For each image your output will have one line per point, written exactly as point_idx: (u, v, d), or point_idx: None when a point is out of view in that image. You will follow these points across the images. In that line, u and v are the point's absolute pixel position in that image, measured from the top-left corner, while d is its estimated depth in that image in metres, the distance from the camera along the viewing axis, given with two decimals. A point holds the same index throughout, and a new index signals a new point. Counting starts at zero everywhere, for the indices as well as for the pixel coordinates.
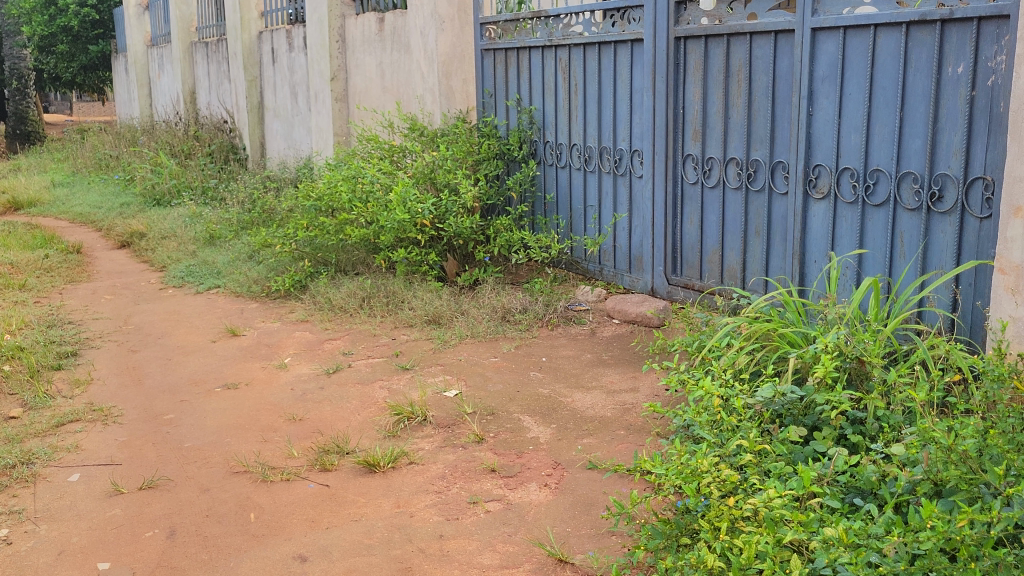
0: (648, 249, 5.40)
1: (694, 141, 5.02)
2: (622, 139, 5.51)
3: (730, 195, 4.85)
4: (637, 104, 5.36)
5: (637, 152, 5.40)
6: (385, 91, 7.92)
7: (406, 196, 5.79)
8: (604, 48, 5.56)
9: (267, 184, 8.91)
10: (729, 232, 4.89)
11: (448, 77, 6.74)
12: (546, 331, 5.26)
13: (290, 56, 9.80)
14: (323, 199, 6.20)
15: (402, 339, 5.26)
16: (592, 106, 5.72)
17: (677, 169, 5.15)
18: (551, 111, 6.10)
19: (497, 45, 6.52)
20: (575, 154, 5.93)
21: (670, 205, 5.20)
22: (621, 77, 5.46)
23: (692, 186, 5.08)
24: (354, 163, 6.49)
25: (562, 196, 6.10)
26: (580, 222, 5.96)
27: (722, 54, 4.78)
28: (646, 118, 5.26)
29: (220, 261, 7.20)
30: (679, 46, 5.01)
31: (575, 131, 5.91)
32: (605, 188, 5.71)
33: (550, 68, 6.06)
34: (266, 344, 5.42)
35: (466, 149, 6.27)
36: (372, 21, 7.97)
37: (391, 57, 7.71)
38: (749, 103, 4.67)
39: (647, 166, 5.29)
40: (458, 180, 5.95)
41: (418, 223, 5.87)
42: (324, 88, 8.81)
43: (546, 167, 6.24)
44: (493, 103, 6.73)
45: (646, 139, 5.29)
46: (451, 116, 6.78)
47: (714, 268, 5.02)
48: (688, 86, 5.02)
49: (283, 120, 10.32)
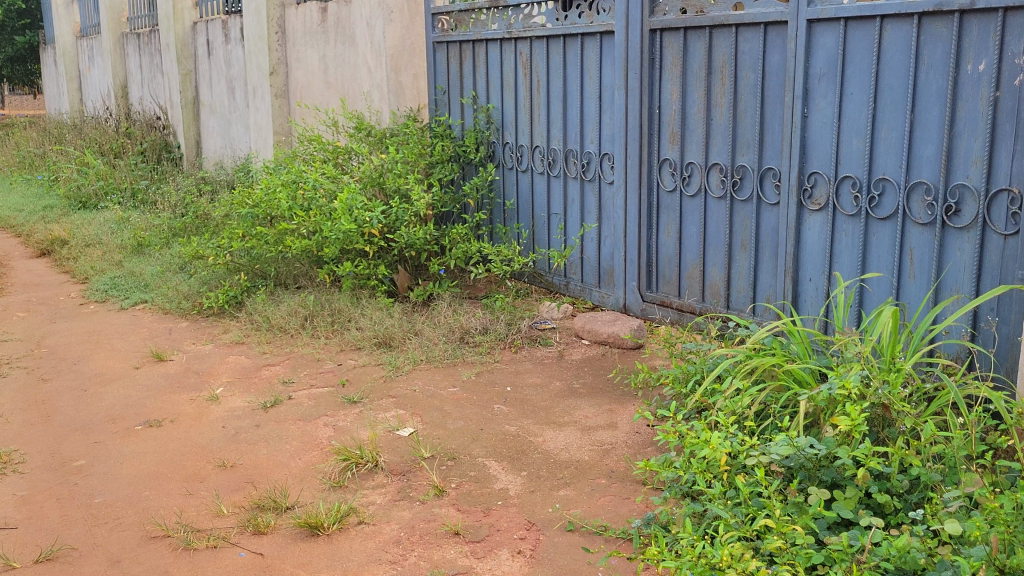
0: (620, 263, 4.92)
1: (671, 144, 4.55)
2: (590, 141, 5.02)
3: (712, 205, 4.39)
4: (608, 102, 4.87)
5: (607, 155, 4.92)
6: (328, 87, 7.34)
7: (352, 204, 5.25)
8: (570, 41, 5.06)
9: (202, 187, 8.27)
10: (711, 246, 4.43)
11: (397, 73, 6.25)
12: (509, 355, 4.75)
13: (227, 49, 9.17)
14: (260, 206, 5.63)
15: (349, 366, 4.71)
16: (557, 105, 5.22)
17: (653, 175, 4.68)
18: (511, 110, 5.60)
19: (451, 38, 6.00)
20: (538, 156, 5.43)
21: (644, 214, 4.72)
22: (589, 74, 4.97)
23: (669, 194, 4.61)
24: (295, 166, 5.93)
25: (523, 203, 5.60)
26: (544, 231, 5.47)
27: (704, 48, 4.31)
28: (617, 118, 4.78)
29: (147, 272, 6.58)
30: (654, 39, 4.54)
31: (538, 133, 5.40)
32: (570, 195, 5.22)
33: (509, 63, 5.55)
34: (196, 370, 4.84)
35: (416, 151, 5.75)
36: (315, 11, 7.39)
37: (336, 50, 7.14)
38: (735, 103, 4.21)
39: (619, 172, 4.81)
40: (410, 185, 5.43)
41: (366, 233, 5.33)
42: (262, 84, 8.21)
43: (505, 170, 5.74)
44: (446, 101, 6.21)
45: (617, 143, 4.80)
46: (400, 115, 6.24)
47: (694, 285, 4.56)
48: (664, 83, 4.54)
49: (220, 117, 9.66)
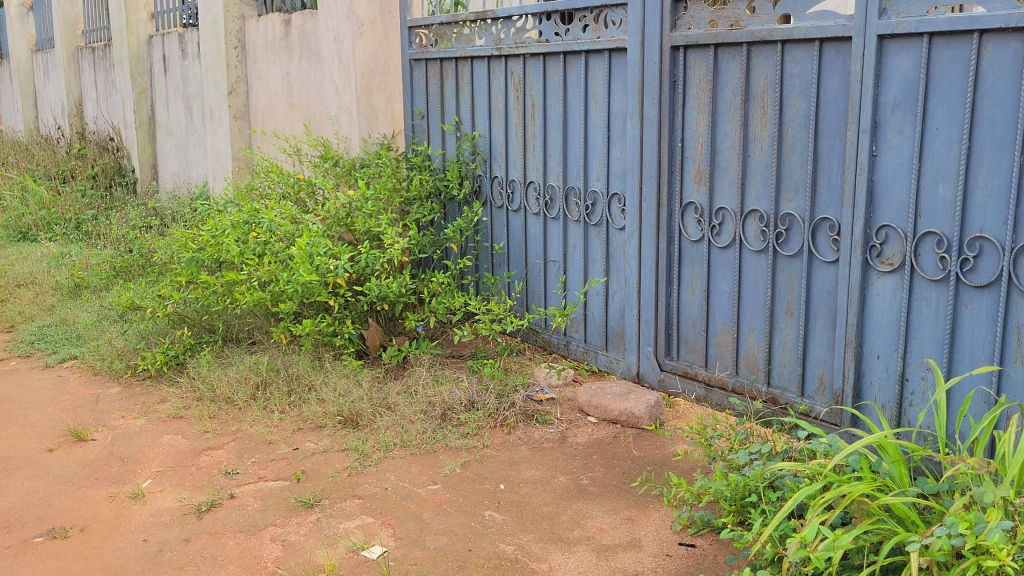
0: (632, 323, 4.13)
1: (697, 185, 3.77)
2: (596, 178, 4.24)
3: (749, 259, 3.62)
4: (617, 133, 4.09)
5: (615, 195, 4.13)
6: (293, 109, 6.52)
7: (313, 250, 4.44)
8: (571, 59, 4.28)
9: (151, 218, 7.41)
10: (749, 308, 3.65)
11: (369, 96, 5.39)
12: (500, 437, 3.94)
13: (183, 65, 8.34)
14: (206, 251, 4.80)
15: (306, 452, 3.87)
16: (556, 134, 4.44)
17: (673, 220, 3.89)
18: (500, 139, 4.81)
19: (430, 55, 5.21)
20: (532, 194, 4.64)
21: (662, 268, 3.94)
22: (595, 99, 4.19)
23: (693, 245, 3.83)
24: (248, 203, 5.11)
25: (514, 247, 4.80)
26: (539, 282, 4.67)
27: (740, 71, 3.54)
28: (629, 153, 4.00)
29: (80, 322, 5.71)
30: (676, 59, 3.76)
31: (532, 167, 4.61)
32: (572, 241, 4.43)
33: (499, 86, 4.76)
34: (121, 455, 3.99)
35: (388, 185, 4.94)
36: (277, 24, 6.59)
37: (301, 67, 6.34)
38: (779, 137, 3.43)
39: (631, 215, 4.03)
40: (383, 227, 4.62)
41: (330, 284, 4.51)
42: (220, 104, 7.39)
43: (492, 208, 4.94)
44: (426, 128, 5.41)
45: (629, 182, 4.02)
46: (372, 143, 5.43)
47: (724, 354, 3.77)
48: (688, 111, 3.77)
49: (177, 139, 8.81)
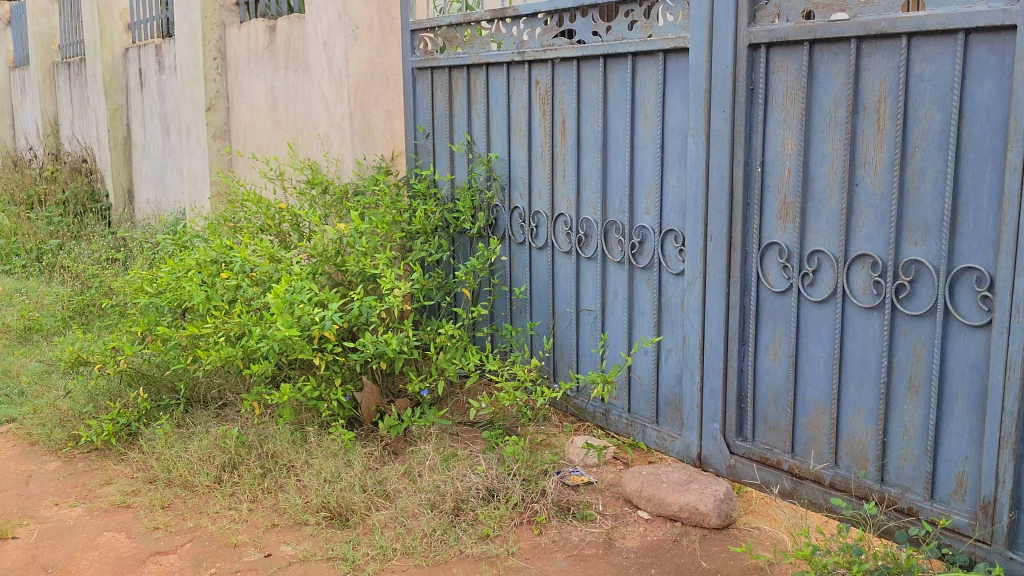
0: (693, 393, 3.29)
1: (783, 222, 2.95)
2: (644, 211, 3.42)
3: (856, 319, 2.79)
4: (674, 154, 3.27)
5: (671, 231, 3.31)
6: (277, 127, 5.71)
7: (293, 297, 3.60)
8: (613, 64, 3.48)
9: (118, 250, 6.56)
10: (854, 382, 2.82)
11: (365, 112, 4.61)
12: (530, 540, 3.09)
13: (160, 79, 7.54)
14: (165, 296, 3.96)
15: (280, 561, 3.02)
16: (594, 157, 3.63)
17: (749, 265, 3.07)
18: (522, 163, 3.99)
19: (436, 62, 4.41)
20: (562, 228, 3.82)
21: (735, 326, 3.11)
22: (644, 113, 3.37)
23: (777, 298, 3.00)
24: (220, 236, 4.27)
25: (541, 292, 3.98)
26: (570, 337, 3.84)
27: (845, 75, 2.73)
28: (690, 179, 3.19)
29: (22, 376, 4.85)
30: (755, 60, 2.96)
31: (562, 196, 3.80)
32: (612, 286, 3.61)
33: (521, 98, 3.95)
34: (45, 561, 3.13)
35: (386, 216, 4.13)
36: (260, 31, 5.80)
37: (287, 79, 5.53)
38: (901, 160, 2.61)
39: (692, 258, 3.22)
40: (380, 268, 3.80)
41: (314, 339, 3.68)
42: (197, 122, 6.57)
43: (511, 244, 4.11)
44: (430, 148, 4.60)
45: (691, 217, 3.20)
46: (367, 167, 4.62)
47: (820, 439, 2.94)
48: (770, 127, 2.95)
49: (153, 161, 7.99)
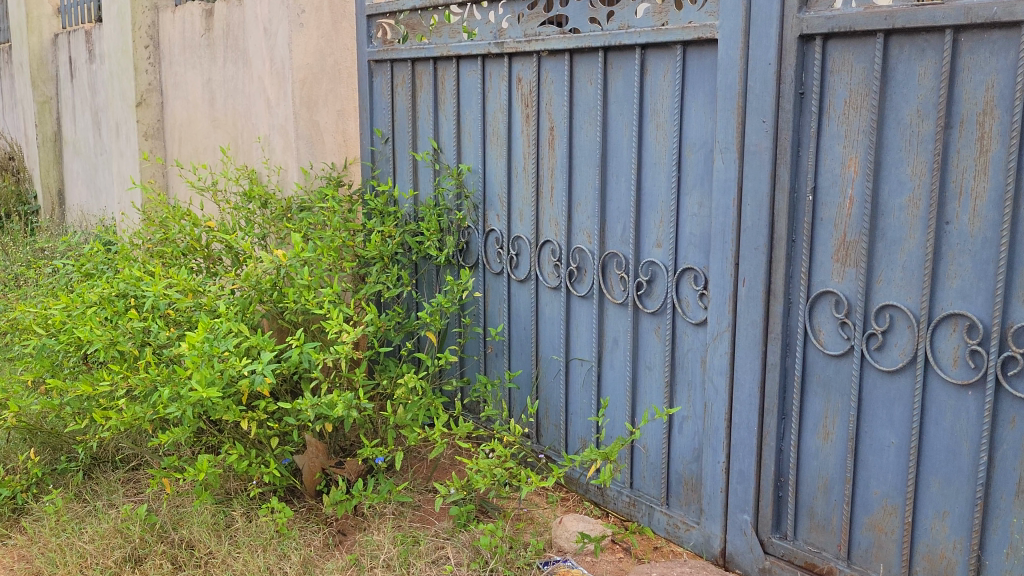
0: (716, 474, 2.62)
1: (841, 267, 2.29)
2: (655, 242, 2.74)
3: (942, 397, 2.13)
4: (694, 174, 2.60)
5: (689, 270, 2.64)
6: (216, 127, 4.98)
7: (216, 345, 2.90)
8: (615, 57, 2.79)
9: (35, 262, 5.77)
10: (937, 478, 2.16)
11: (312, 112, 3.90)
12: None
13: (90, 69, 6.75)
14: (59, 339, 3.23)
15: None
16: (590, 174, 2.94)
17: (793, 319, 2.40)
18: (499, 177, 3.31)
19: (397, 53, 3.71)
20: (548, 257, 3.14)
21: (773, 394, 2.44)
22: (656, 121, 2.69)
23: (831, 362, 2.34)
24: (133, 261, 3.55)
25: (523, 334, 3.30)
26: (558, 391, 3.17)
27: (934, 76, 2.06)
28: (717, 207, 2.51)
29: None
30: (806, 56, 2.29)
31: (550, 220, 3.12)
32: (612, 333, 2.94)
33: (499, 100, 3.26)
34: None
35: (333, 240, 3.44)
36: (196, 15, 5.07)
37: (225, 71, 4.80)
38: (1014, 192, 1.95)
39: (717, 305, 2.54)
40: (326, 306, 3.10)
41: (242, 396, 2.97)
42: (126, 119, 5.80)
43: (485, 274, 3.42)
44: (389, 156, 3.89)
45: (717, 254, 2.53)
46: (314, 177, 3.90)
47: (887, 547, 2.28)
48: (827, 142, 2.28)
49: (84, 160, 7.19)
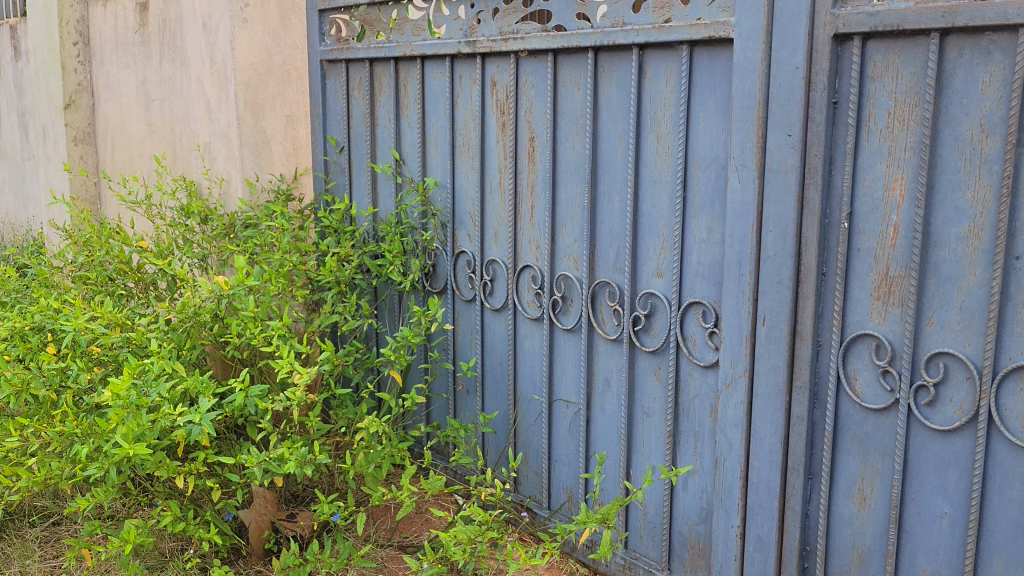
0: (730, 540, 2.28)
1: (882, 306, 1.96)
2: (654, 271, 2.39)
3: (1009, 463, 1.81)
4: (702, 195, 2.25)
5: (696, 304, 2.29)
6: (152, 132, 4.54)
7: (148, 390, 2.49)
8: (607, 58, 2.44)
9: None
10: (1001, 557, 1.85)
11: (257, 118, 3.48)
12: None
13: (15, 67, 6.23)
14: None
15: None
16: (577, 191, 2.59)
17: (823, 364, 2.06)
18: (471, 192, 2.94)
19: (353, 52, 3.32)
20: (528, 285, 2.78)
21: (799, 451, 2.11)
22: (656, 133, 2.34)
23: (870, 416, 2.00)
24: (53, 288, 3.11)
25: (499, 369, 2.94)
26: (540, 436, 2.81)
27: (1002, 84, 1.73)
28: (731, 234, 2.17)
29: None
30: (841, 59, 1.95)
31: (530, 243, 2.76)
32: (603, 372, 2.59)
33: (471, 106, 2.89)
34: None
35: (283, 263, 3.05)
36: (129, 9, 4.62)
37: (161, 70, 4.36)
38: None
39: (732, 346, 2.20)
40: (275, 343, 2.71)
41: (179, 448, 2.56)
42: (54, 122, 5.32)
43: (455, 301, 3.05)
44: (345, 167, 3.51)
45: (731, 288, 2.18)
46: (260, 191, 3.50)
47: None
48: (865, 159, 1.94)
49: (10, 165, 6.67)
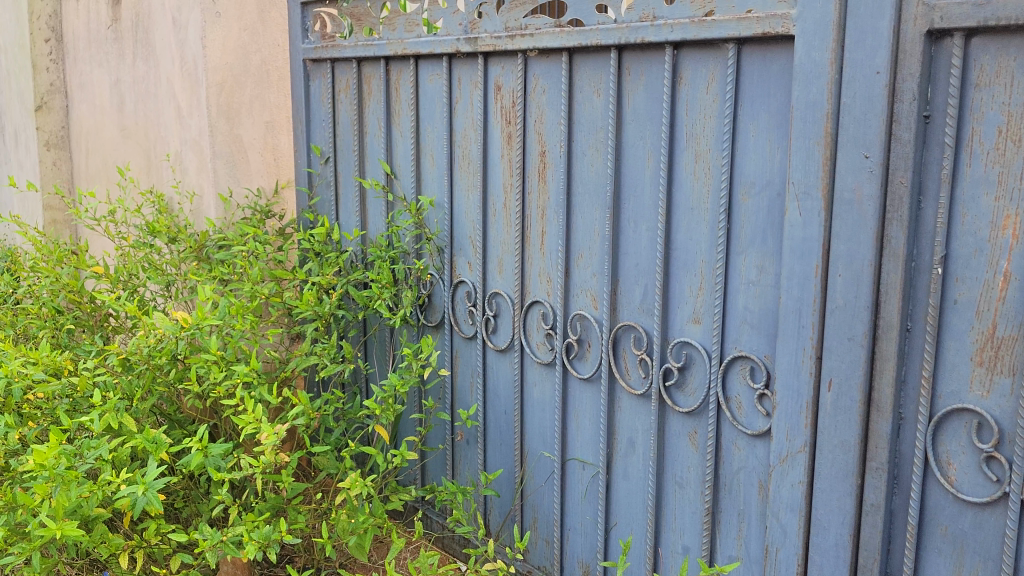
0: None
1: (987, 374, 1.54)
2: (690, 317, 1.99)
3: None
4: (751, 227, 1.84)
5: (743, 359, 1.89)
6: (126, 137, 4.13)
7: (85, 454, 2.10)
8: (633, 59, 2.03)
9: None
10: None
11: (233, 124, 3.07)
12: None
13: None
14: None
15: None
16: (596, 217, 2.18)
17: (906, 442, 1.65)
18: (472, 214, 2.53)
19: (339, 51, 2.92)
20: (537, 324, 2.37)
21: (874, 548, 1.70)
22: (693, 149, 1.93)
23: (968, 511, 1.59)
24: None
25: (503, 419, 2.53)
26: (551, 499, 2.41)
27: None
28: (788, 276, 1.76)
29: None
30: (936, 62, 1.53)
31: (539, 275, 2.35)
32: (626, 431, 2.19)
33: (472, 114, 2.48)
34: None
35: (254, 295, 2.66)
36: (102, 2, 4.21)
37: (134, 70, 3.95)
38: None
39: (788, 413, 1.79)
40: (240, 394, 2.32)
41: (124, 520, 2.18)
42: (25, 125, 4.91)
43: (454, 338, 2.65)
44: (330, 180, 3.11)
45: (787, 342, 1.77)
46: (235, 208, 3.10)
47: None
48: (966, 189, 1.53)
49: None
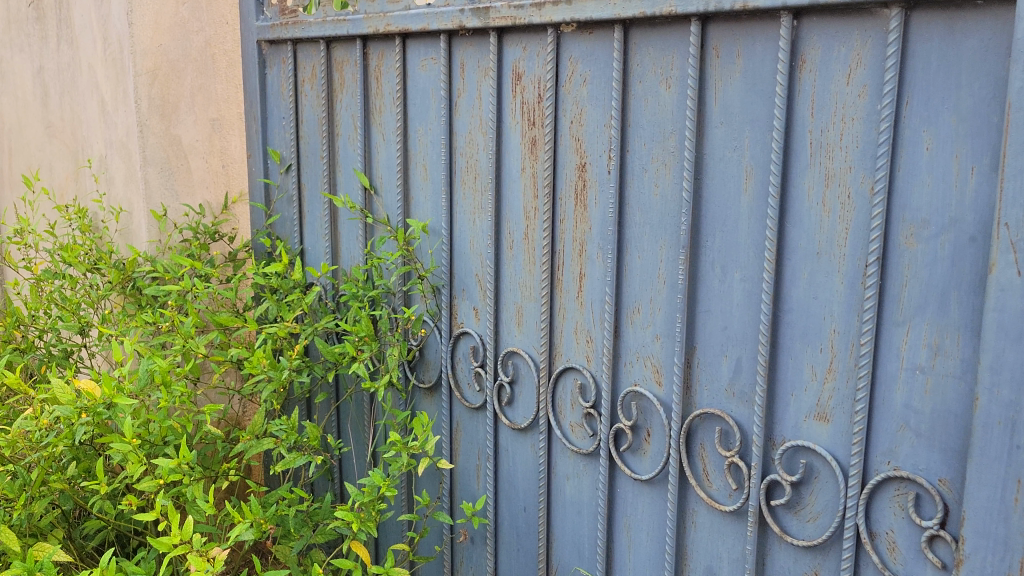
0: None
1: None
2: (812, 409, 1.36)
3: None
4: (921, 287, 1.22)
5: (901, 480, 1.26)
6: (50, 138, 3.41)
7: None
8: (725, 34, 1.40)
9: None
10: None
11: (168, 123, 2.40)
12: None
13: None
14: None
15: None
16: (661, 257, 1.55)
17: None
18: (480, 244, 1.89)
19: (302, 29, 2.27)
20: (571, 398, 1.74)
21: None
22: (821, 166, 1.31)
23: None
24: None
25: (521, 518, 1.90)
26: None
27: None
28: (992, 366, 1.13)
29: None
30: None
31: (576, 332, 1.72)
32: (703, 557, 1.56)
33: (480, 112, 1.84)
34: None
35: (189, 350, 2.00)
36: None
37: (55, 56, 3.23)
38: None
39: (983, 573, 1.17)
40: (163, 501, 1.66)
41: None
42: None
43: (455, 406, 2.01)
44: (292, 194, 2.46)
45: (987, 467, 1.15)
46: (172, 229, 2.44)
47: None
48: None
49: None
